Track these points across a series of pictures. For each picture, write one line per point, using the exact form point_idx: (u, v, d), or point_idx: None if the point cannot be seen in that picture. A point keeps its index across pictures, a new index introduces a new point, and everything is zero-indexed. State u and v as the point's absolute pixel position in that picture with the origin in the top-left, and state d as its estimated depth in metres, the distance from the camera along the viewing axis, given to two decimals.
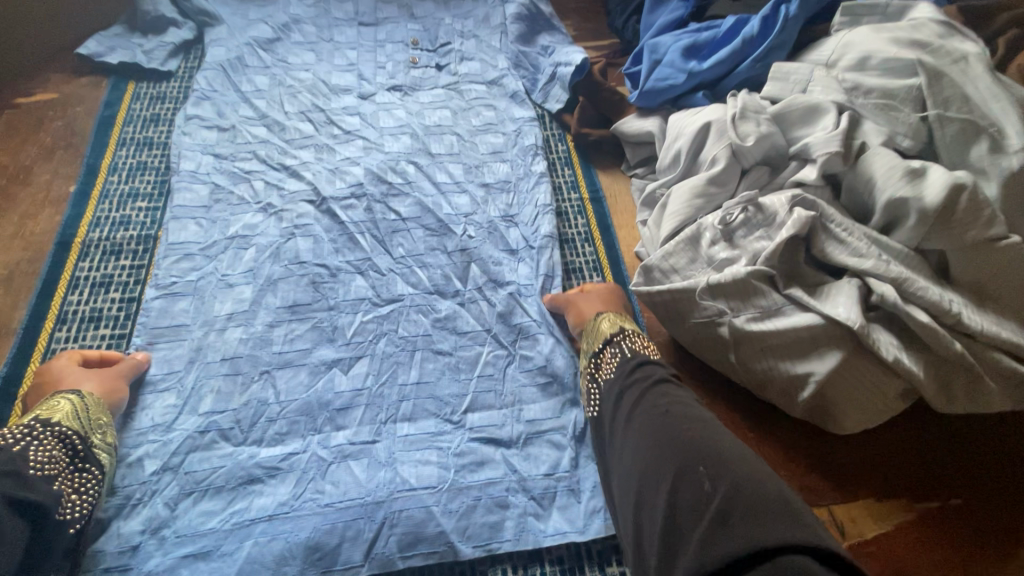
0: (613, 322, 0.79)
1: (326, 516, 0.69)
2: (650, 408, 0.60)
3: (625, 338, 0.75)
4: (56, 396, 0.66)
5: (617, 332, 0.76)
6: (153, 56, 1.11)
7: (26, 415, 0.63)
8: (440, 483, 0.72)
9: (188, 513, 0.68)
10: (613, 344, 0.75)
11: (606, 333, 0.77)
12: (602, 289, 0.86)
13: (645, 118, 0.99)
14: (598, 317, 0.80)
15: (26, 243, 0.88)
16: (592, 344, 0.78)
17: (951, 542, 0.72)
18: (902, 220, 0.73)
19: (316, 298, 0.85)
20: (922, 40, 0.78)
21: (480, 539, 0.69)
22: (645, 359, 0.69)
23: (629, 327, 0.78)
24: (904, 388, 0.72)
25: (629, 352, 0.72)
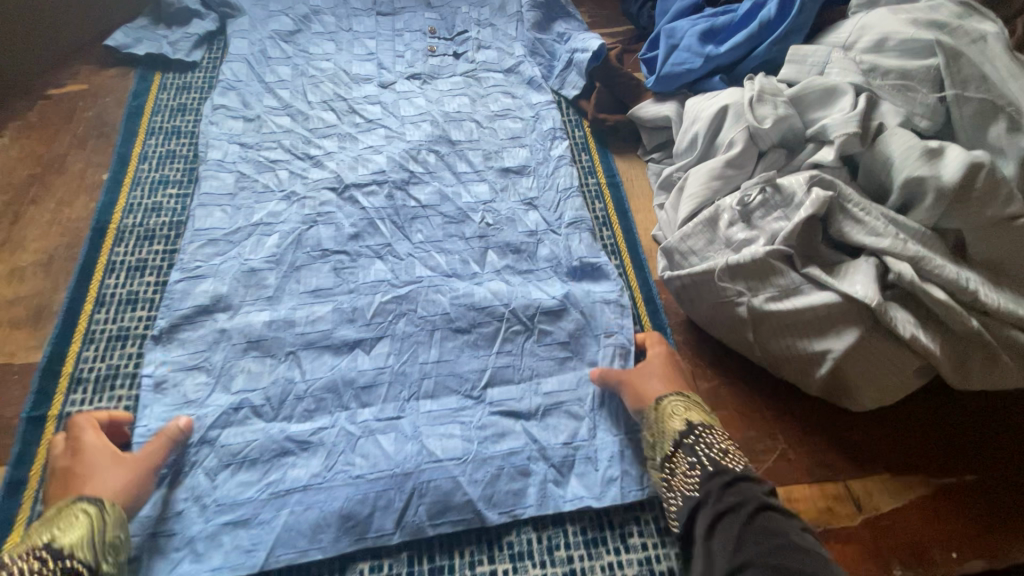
0: (684, 411, 0.71)
1: (357, 486, 0.72)
2: (762, 557, 0.54)
3: (700, 439, 0.68)
4: (75, 503, 0.61)
5: (688, 431, 0.69)
6: (179, 47, 1.13)
7: (43, 525, 0.59)
8: (465, 454, 0.74)
9: (227, 483, 0.71)
10: (688, 448, 0.68)
11: (675, 430, 0.70)
12: (663, 362, 0.79)
13: (661, 103, 1.00)
14: (663, 401, 0.73)
15: (63, 230, 0.92)
16: (659, 441, 0.71)
17: (968, 516, 0.73)
18: (918, 200, 0.74)
19: (338, 283, 0.87)
20: (940, 20, 0.78)
21: (505, 505, 0.72)
22: (736, 477, 0.63)
23: (700, 420, 0.70)
24: (920, 366, 0.73)
25: (709, 462, 0.65)
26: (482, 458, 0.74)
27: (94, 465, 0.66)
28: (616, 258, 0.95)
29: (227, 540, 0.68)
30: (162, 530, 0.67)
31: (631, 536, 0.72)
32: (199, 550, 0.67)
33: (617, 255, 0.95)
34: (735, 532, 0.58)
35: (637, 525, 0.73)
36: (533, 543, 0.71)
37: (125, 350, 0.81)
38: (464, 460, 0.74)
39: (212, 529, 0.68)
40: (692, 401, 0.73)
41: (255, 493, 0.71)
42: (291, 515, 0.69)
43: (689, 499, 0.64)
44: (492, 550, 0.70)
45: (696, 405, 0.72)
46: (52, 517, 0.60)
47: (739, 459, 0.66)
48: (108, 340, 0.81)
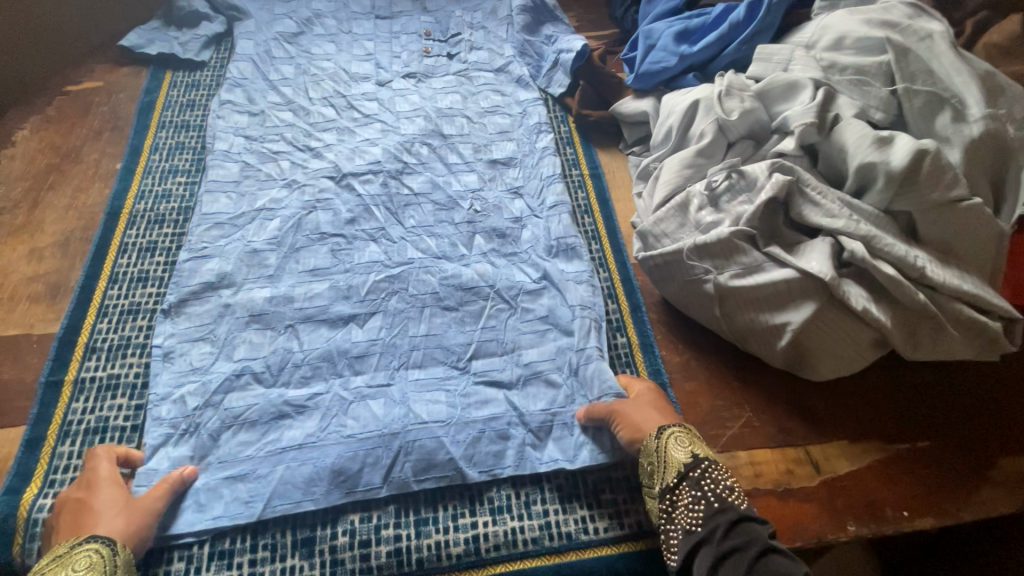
0: (687, 442, 0.71)
1: (348, 445, 0.77)
2: None
3: (705, 474, 0.68)
4: (86, 543, 0.63)
5: (693, 464, 0.68)
6: (188, 48, 1.20)
7: (50, 568, 0.61)
8: (450, 417, 0.80)
9: (228, 443, 0.77)
10: (692, 481, 0.67)
11: (679, 462, 0.69)
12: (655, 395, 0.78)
13: (640, 99, 1.07)
14: (664, 432, 0.72)
15: (79, 214, 0.98)
16: (660, 472, 0.70)
17: (920, 479, 0.78)
18: (871, 184, 0.80)
19: (335, 263, 0.93)
20: (892, 20, 0.84)
21: (486, 465, 0.77)
22: (741, 516, 0.63)
23: (704, 455, 0.70)
24: (874, 337, 0.79)
25: (715, 499, 0.65)
26: (466, 422, 0.80)
27: (107, 507, 0.67)
28: (596, 243, 1.01)
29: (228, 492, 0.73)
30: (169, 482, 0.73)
31: (602, 493, 0.77)
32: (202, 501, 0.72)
33: (597, 241, 1.01)
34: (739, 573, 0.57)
35: (606, 484, 0.78)
36: (512, 498, 0.76)
37: (136, 323, 0.87)
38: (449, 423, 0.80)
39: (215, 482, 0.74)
40: (692, 432, 0.73)
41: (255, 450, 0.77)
42: (286, 471, 0.75)
43: (691, 534, 0.64)
44: (472, 504, 0.75)
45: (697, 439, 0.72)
46: (58, 559, 0.62)
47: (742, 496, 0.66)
48: (120, 313, 0.88)
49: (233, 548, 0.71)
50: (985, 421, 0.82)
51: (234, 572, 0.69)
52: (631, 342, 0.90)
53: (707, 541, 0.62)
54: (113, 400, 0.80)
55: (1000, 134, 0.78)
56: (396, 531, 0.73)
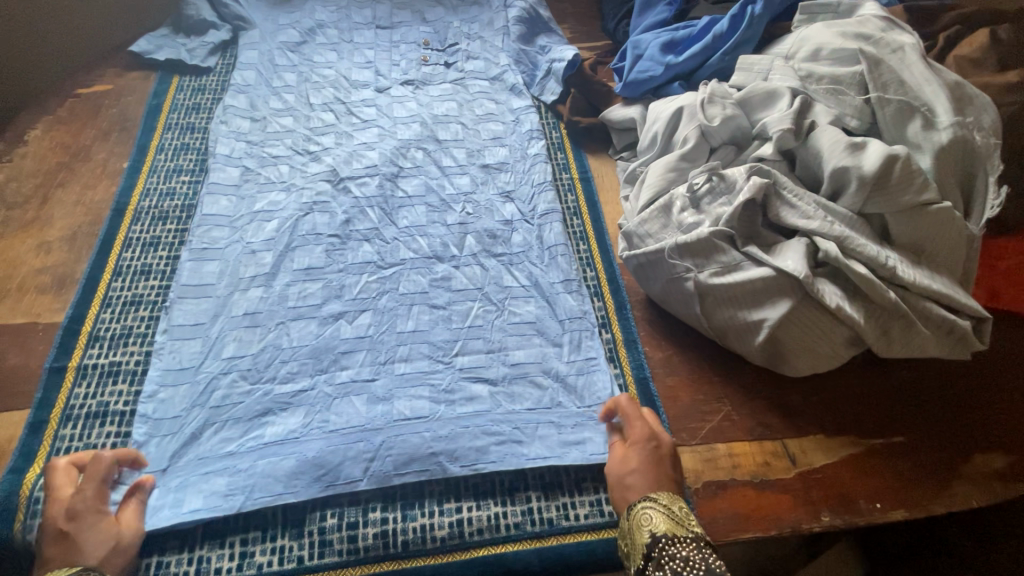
0: (650, 519, 0.66)
1: (335, 438, 0.80)
2: None
3: (665, 554, 0.62)
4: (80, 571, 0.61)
5: (653, 544, 0.64)
6: (195, 54, 1.25)
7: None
8: (432, 413, 0.83)
9: (211, 439, 0.79)
10: (654, 564, 0.62)
11: (643, 544, 0.65)
12: (635, 451, 0.74)
13: (628, 107, 1.11)
14: (632, 510, 0.68)
15: (87, 210, 1.02)
16: (632, 555, 0.66)
17: (894, 472, 0.80)
18: (845, 188, 0.83)
19: (329, 262, 0.96)
20: (866, 32, 0.89)
21: (467, 460, 0.79)
22: None
23: (664, 530, 0.64)
24: (848, 335, 0.82)
25: None
26: (451, 417, 0.83)
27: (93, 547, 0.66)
28: (584, 244, 1.04)
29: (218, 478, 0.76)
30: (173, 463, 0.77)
31: (585, 480, 0.80)
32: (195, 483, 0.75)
33: (585, 242, 1.04)
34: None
35: (590, 473, 0.80)
36: (498, 489, 0.78)
37: (138, 314, 0.90)
38: (437, 416, 0.83)
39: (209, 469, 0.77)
40: (659, 503, 0.67)
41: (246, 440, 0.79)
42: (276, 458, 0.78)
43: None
44: (457, 491, 0.78)
45: (665, 513, 0.66)
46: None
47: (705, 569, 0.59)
48: (123, 305, 0.91)
49: (225, 528, 0.74)
50: (959, 419, 0.84)
51: (226, 551, 0.72)
52: (615, 338, 0.93)
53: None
54: (115, 386, 0.83)
55: (967, 141, 0.81)
56: (383, 515, 0.75)
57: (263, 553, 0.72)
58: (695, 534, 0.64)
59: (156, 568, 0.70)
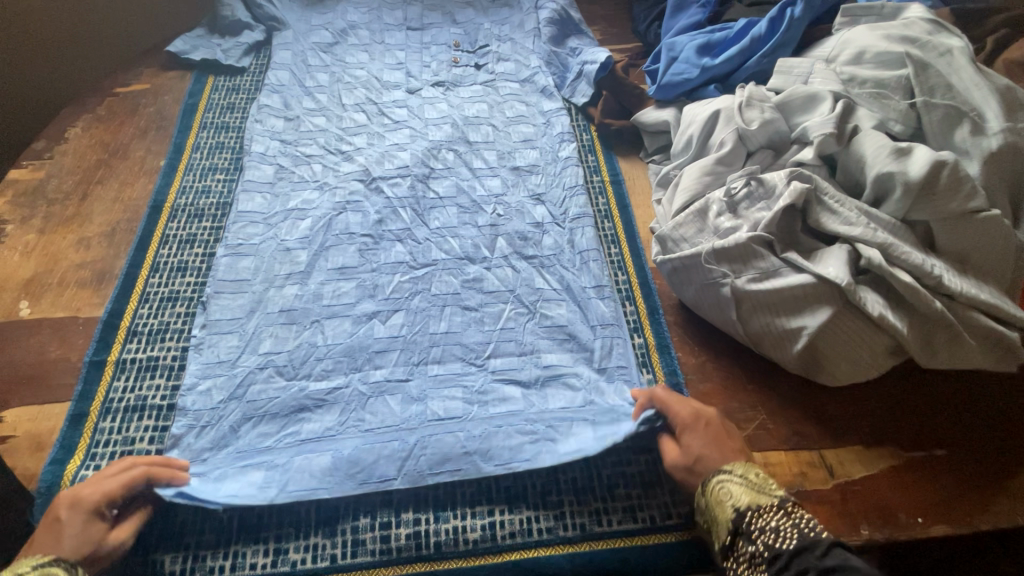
0: (731, 493, 0.67)
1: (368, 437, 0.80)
2: None
3: (753, 525, 0.63)
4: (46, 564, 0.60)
5: (739, 518, 0.64)
6: (230, 55, 1.27)
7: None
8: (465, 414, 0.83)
9: (249, 434, 0.80)
10: (743, 536, 0.64)
11: (726, 519, 0.66)
12: (695, 434, 0.74)
13: (662, 109, 1.10)
14: (709, 487, 0.69)
15: (125, 207, 1.04)
16: (714, 530, 0.67)
17: (936, 486, 0.78)
18: (889, 194, 0.81)
19: (362, 262, 0.97)
20: (912, 36, 0.87)
21: (501, 459, 0.79)
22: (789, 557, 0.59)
23: (748, 504, 0.65)
24: (890, 344, 0.80)
25: (765, 550, 0.61)
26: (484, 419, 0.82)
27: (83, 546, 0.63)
28: (615, 246, 1.03)
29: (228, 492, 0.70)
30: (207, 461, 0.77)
31: (617, 487, 0.78)
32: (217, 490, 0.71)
33: (616, 245, 1.03)
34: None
35: (623, 479, 0.79)
36: (529, 491, 0.78)
37: (175, 310, 0.92)
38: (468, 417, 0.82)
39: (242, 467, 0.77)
40: (742, 479, 0.67)
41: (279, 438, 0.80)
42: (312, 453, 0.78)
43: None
44: (489, 492, 0.77)
45: (747, 484, 0.67)
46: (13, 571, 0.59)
47: (799, 534, 0.61)
48: (160, 300, 0.92)
49: (261, 523, 0.74)
50: (1003, 434, 0.82)
51: (261, 547, 0.72)
52: (647, 343, 0.92)
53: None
54: (152, 381, 0.84)
55: (1017, 148, 0.79)
56: (416, 515, 0.75)
57: (297, 550, 0.72)
58: (777, 500, 0.65)
59: (192, 561, 0.71)
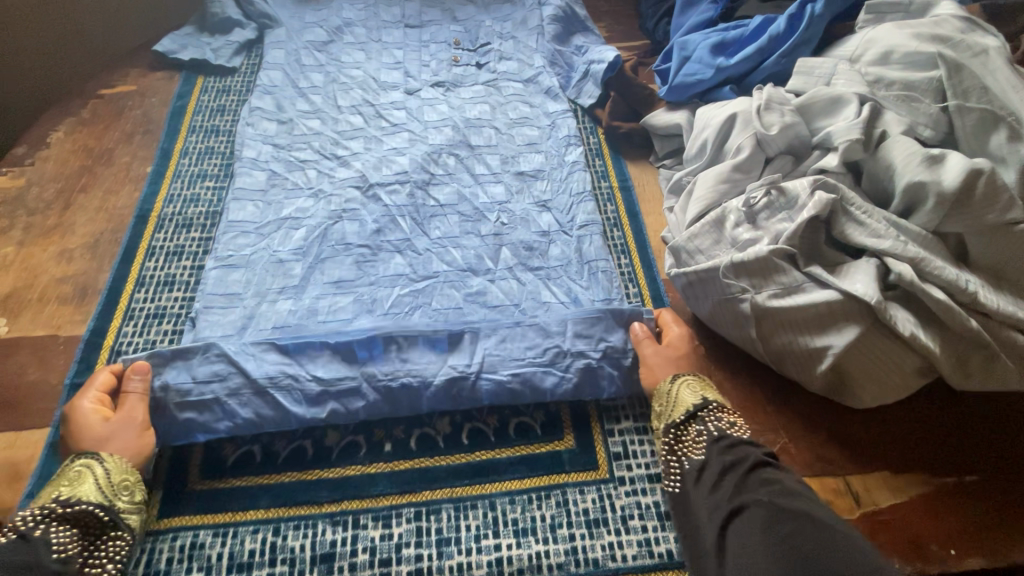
0: (700, 390, 0.77)
1: (372, 361, 0.80)
2: (761, 500, 0.61)
3: (711, 413, 0.74)
4: (75, 462, 0.68)
5: (701, 405, 0.74)
6: (220, 54, 1.21)
7: (56, 482, 0.67)
8: (468, 367, 0.80)
9: (240, 463, 0.75)
10: (697, 419, 0.73)
11: (687, 404, 0.75)
12: (685, 336, 0.83)
13: (674, 111, 1.05)
14: (683, 379, 0.78)
15: (110, 216, 0.99)
16: (668, 412, 0.76)
17: (968, 515, 0.74)
18: (920, 204, 0.76)
19: (359, 275, 0.91)
20: (943, 34, 0.81)
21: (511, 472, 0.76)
22: (738, 440, 0.70)
23: (712, 399, 0.76)
24: (920, 364, 0.75)
25: (715, 431, 0.72)
26: (490, 361, 0.81)
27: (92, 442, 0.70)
28: (626, 258, 0.98)
29: (204, 369, 0.77)
30: (198, 408, 0.76)
31: (632, 518, 0.73)
32: (207, 354, 0.78)
33: (627, 256, 0.98)
34: (731, 484, 0.65)
35: (638, 508, 0.74)
36: (538, 522, 0.72)
37: (161, 327, 0.87)
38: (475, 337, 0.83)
39: (239, 382, 0.77)
40: (703, 382, 0.78)
41: (289, 355, 0.80)
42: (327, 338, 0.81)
43: (694, 463, 0.70)
44: (497, 525, 0.72)
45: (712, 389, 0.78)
46: (61, 476, 0.67)
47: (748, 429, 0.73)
48: (146, 317, 0.88)
49: (251, 561, 0.69)
50: None
51: None
52: None
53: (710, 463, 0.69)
54: None
55: None
56: (418, 551, 0.70)
57: None
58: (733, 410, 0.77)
59: None
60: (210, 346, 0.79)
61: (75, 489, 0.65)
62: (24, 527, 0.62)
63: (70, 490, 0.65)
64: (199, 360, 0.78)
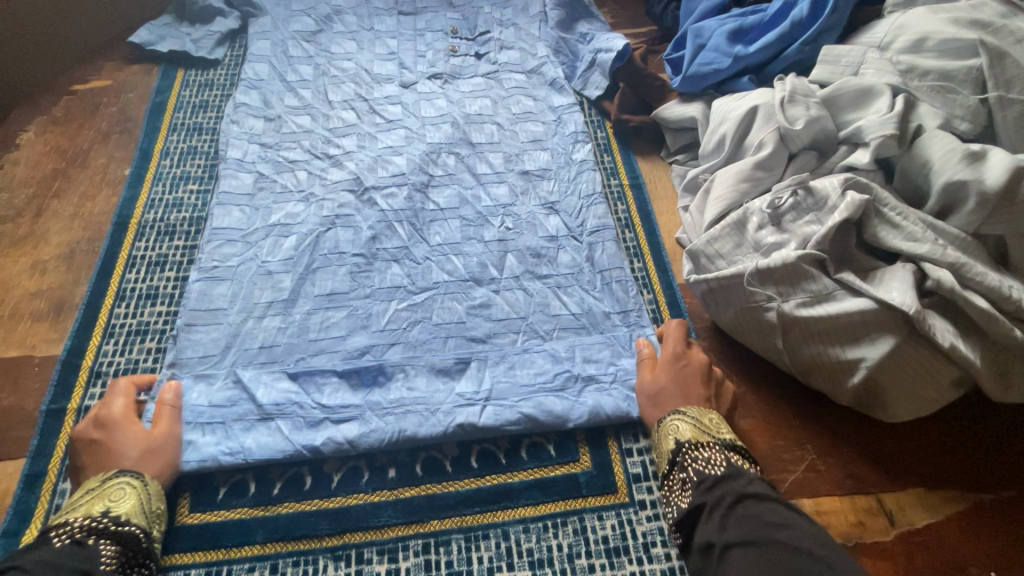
0: (678, 430, 0.69)
1: (378, 387, 0.77)
2: (749, 534, 0.53)
3: (689, 456, 0.66)
4: (117, 477, 0.63)
5: (677, 449, 0.67)
6: (201, 45, 1.14)
7: (87, 498, 0.62)
8: (476, 394, 0.76)
9: (229, 496, 0.70)
10: (678, 466, 0.66)
11: (668, 450, 0.68)
12: (665, 368, 0.75)
13: (687, 104, 0.99)
14: (662, 423, 0.71)
15: (85, 224, 0.92)
16: (657, 461, 0.70)
17: (1008, 534, 0.70)
18: (958, 205, 0.71)
19: (353, 287, 0.85)
20: (983, 19, 0.75)
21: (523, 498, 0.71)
22: (716, 480, 0.61)
23: (690, 436, 0.67)
24: (959, 376, 0.70)
25: (694, 476, 0.63)
26: (500, 388, 0.77)
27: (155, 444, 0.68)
28: (639, 261, 0.93)
29: (219, 394, 0.75)
30: (204, 428, 0.72)
31: (654, 546, 0.68)
32: (226, 380, 0.76)
33: (639, 259, 0.93)
34: (718, 520, 0.57)
35: (661, 535, 0.69)
36: (554, 551, 0.68)
37: (144, 345, 0.81)
38: (482, 364, 0.80)
39: (247, 410, 0.74)
40: (690, 416, 0.69)
41: (296, 383, 0.77)
42: (332, 364, 0.78)
43: (681, 513, 0.62)
44: (510, 556, 0.68)
45: (690, 420, 0.69)
46: (90, 492, 0.62)
47: (727, 464, 0.63)
48: (128, 335, 0.81)
49: None
50: None
51: None
52: None
53: (695, 515, 0.60)
54: None
55: None
56: None
57: None
58: (720, 439, 0.67)
59: None
60: (231, 370, 0.77)
61: (125, 506, 0.62)
62: (76, 535, 0.58)
63: (117, 505, 0.61)
64: (217, 386, 0.75)
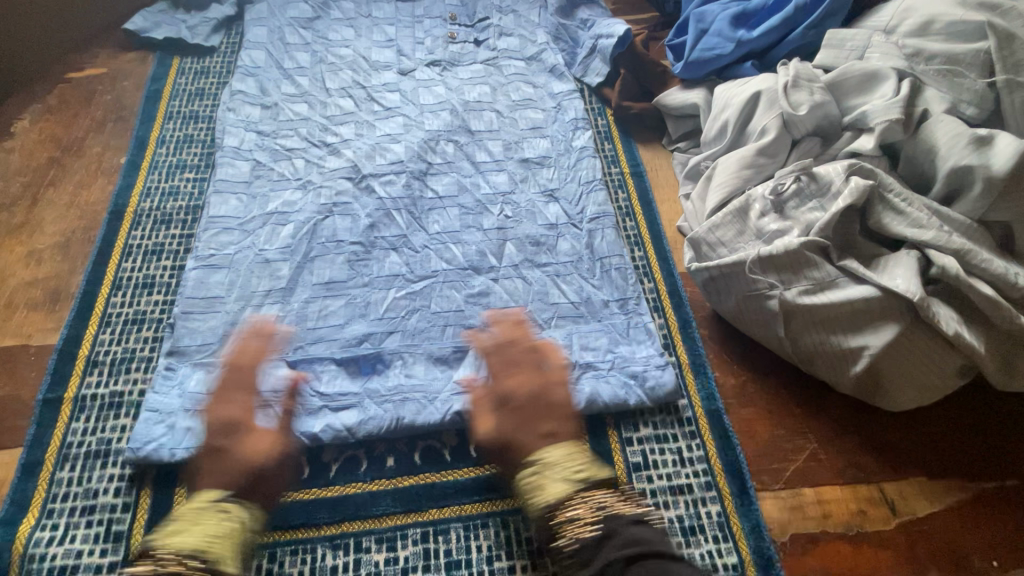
0: (539, 486, 0.63)
1: (377, 374, 0.76)
2: None
3: (559, 518, 0.61)
4: (220, 511, 0.61)
5: (545, 513, 0.62)
6: (197, 32, 1.12)
7: (187, 526, 0.60)
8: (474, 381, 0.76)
9: None
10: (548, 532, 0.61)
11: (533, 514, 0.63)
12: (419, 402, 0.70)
13: (689, 90, 0.97)
14: (519, 480, 0.65)
15: (81, 212, 0.91)
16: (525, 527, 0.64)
17: (1010, 522, 0.69)
18: (964, 191, 0.70)
19: (351, 276, 0.84)
20: (992, 1, 0.74)
21: None
22: (598, 543, 0.58)
23: (559, 496, 0.62)
24: (963, 364, 0.69)
25: (565, 541, 0.59)
26: None
27: (223, 437, 0.67)
28: (639, 250, 0.92)
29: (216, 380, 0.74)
30: (203, 416, 0.71)
31: None
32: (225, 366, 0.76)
33: (640, 248, 0.92)
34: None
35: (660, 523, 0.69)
36: None
37: (141, 334, 0.80)
38: None
39: None
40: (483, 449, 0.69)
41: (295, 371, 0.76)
42: (331, 352, 0.78)
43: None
44: (510, 545, 0.67)
45: (551, 467, 0.64)
46: (189, 520, 0.60)
47: (602, 523, 0.59)
48: (125, 324, 0.81)
49: None
50: None
51: None
52: (680, 362, 0.81)
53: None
54: (116, 421, 0.74)
55: None
56: None
57: None
58: (591, 492, 0.63)
59: None
60: (229, 358, 0.76)
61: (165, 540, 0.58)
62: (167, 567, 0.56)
63: (215, 545, 0.59)
64: (215, 372, 0.75)
